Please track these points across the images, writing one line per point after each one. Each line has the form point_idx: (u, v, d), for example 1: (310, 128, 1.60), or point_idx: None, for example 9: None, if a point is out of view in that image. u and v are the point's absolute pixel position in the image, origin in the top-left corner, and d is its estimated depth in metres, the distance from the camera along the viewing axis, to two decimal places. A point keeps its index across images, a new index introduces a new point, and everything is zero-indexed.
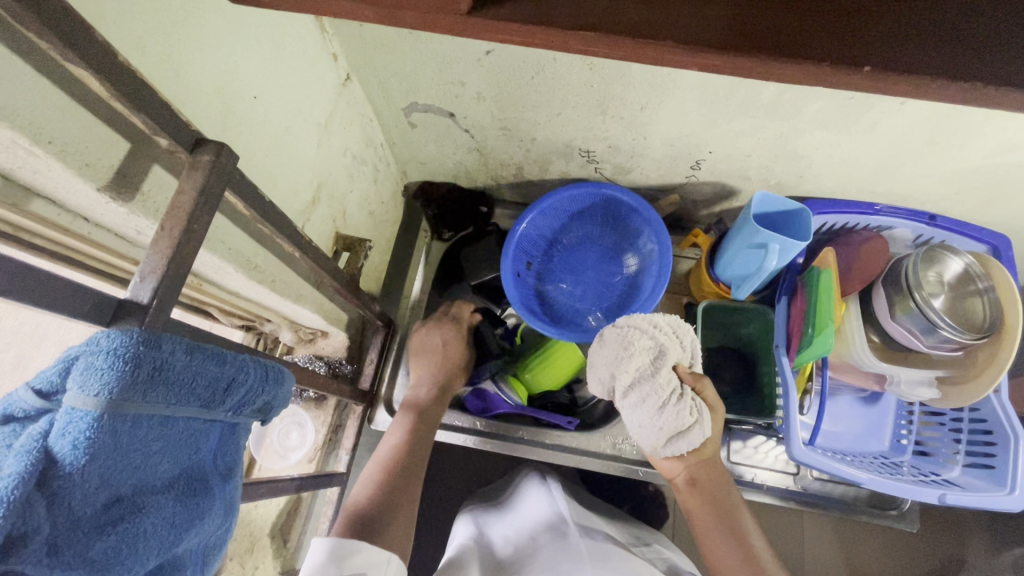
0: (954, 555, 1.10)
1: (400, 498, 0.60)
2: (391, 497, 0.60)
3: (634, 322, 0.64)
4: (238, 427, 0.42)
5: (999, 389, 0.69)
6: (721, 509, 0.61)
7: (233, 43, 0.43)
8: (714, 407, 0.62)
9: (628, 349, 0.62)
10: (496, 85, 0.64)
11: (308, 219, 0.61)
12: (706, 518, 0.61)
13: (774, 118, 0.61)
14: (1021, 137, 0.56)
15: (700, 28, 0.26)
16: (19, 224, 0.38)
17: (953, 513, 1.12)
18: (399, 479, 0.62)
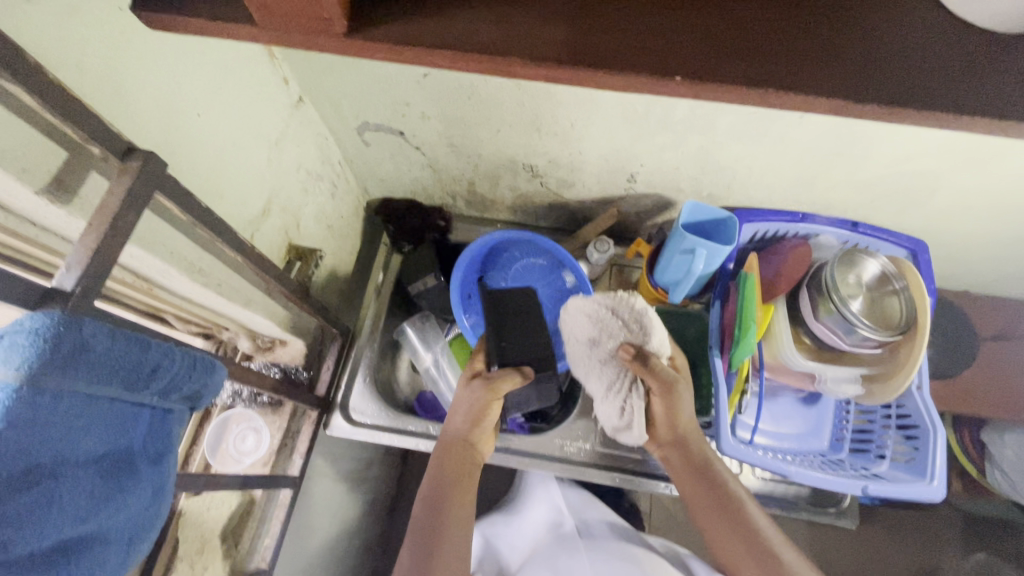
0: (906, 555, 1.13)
1: (446, 551, 0.61)
2: (436, 552, 0.60)
3: (588, 301, 0.67)
4: (167, 416, 0.45)
5: (921, 386, 0.73)
6: (717, 495, 0.64)
7: (176, 66, 0.47)
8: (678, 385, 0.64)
9: (585, 317, 0.67)
10: (438, 106, 0.69)
11: (257, 229, 0.65)
12: (706, 508, 0.64)
13: (692, 132, 0.66)
14: (913, 147, 0.61)
15: (541, 46, 0.30)
16: None
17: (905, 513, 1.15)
18: (443, 530, 0.62)
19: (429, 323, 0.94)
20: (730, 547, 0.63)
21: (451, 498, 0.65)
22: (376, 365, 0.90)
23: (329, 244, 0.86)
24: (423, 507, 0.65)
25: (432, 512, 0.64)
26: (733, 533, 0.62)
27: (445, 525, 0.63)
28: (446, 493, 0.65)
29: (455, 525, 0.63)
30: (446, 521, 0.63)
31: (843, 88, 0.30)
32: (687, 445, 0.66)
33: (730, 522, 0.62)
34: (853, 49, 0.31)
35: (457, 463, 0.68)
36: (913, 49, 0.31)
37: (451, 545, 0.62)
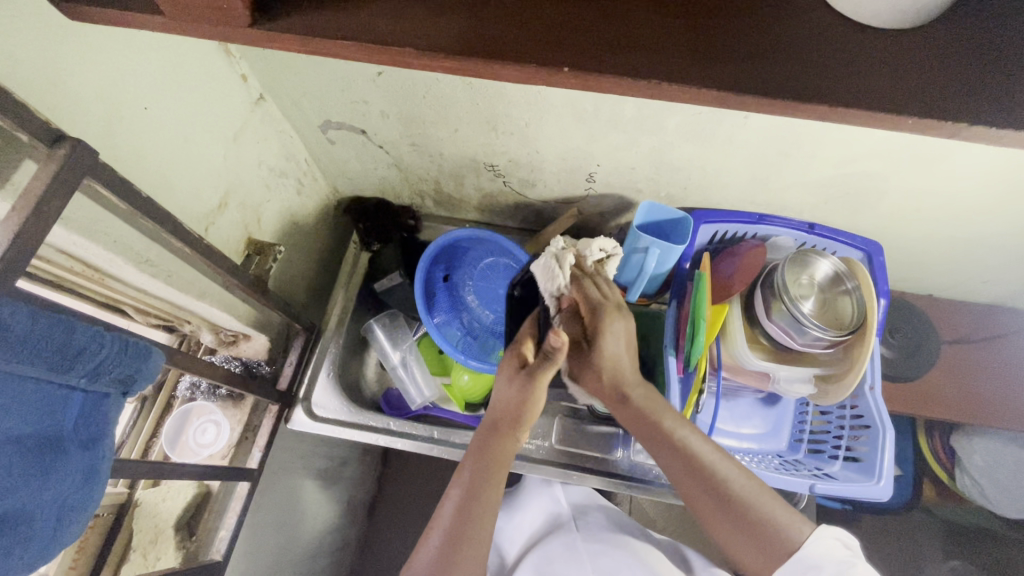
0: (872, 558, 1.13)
1: (471, 551, 0.53)
2: (460, 552, 0.53)
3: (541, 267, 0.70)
4: (104, 402, 0.46)
5: (874, 387, 0.73)
6: (698, 469, 0.57)
7: (120, 60, 0.48)
8: (592, 339, 0.64)
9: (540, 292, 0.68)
10: (395, 106, 0.70)
11: (212, 223, 0.67)
12: (683, 483, 0.58)
13: (642, 132, 0.67)
14: (857, 149, 0.62)
15: (435, 37, 0.31)
16: None
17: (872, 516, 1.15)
18: (474, 529, 0.54)
19: (398, 321, 0.96)
20: (718, 525, 0.57)
21: (485, 491, 0.56)
22: (342, 360, 0.91)
23: (296, 241, 0.87)
24: (454, 497, 0.57)
25: (464, 502, 0.56)
26: (721, 514, 0.56)
27: (474, 524, 0.54)
28: (483, 484, 0.57)
29: (484, 524, 0.55)
30: (476, 518, 0.55)
31: (728, 79, 0.30)
32: (624, 387, 0.63)
33: (712, 500, 0.57)
34: (742, 42, 0.31)
35: (496, 451, 0.59)
36: (801, 42, 0.31)
37: (474, 546, 0.54)
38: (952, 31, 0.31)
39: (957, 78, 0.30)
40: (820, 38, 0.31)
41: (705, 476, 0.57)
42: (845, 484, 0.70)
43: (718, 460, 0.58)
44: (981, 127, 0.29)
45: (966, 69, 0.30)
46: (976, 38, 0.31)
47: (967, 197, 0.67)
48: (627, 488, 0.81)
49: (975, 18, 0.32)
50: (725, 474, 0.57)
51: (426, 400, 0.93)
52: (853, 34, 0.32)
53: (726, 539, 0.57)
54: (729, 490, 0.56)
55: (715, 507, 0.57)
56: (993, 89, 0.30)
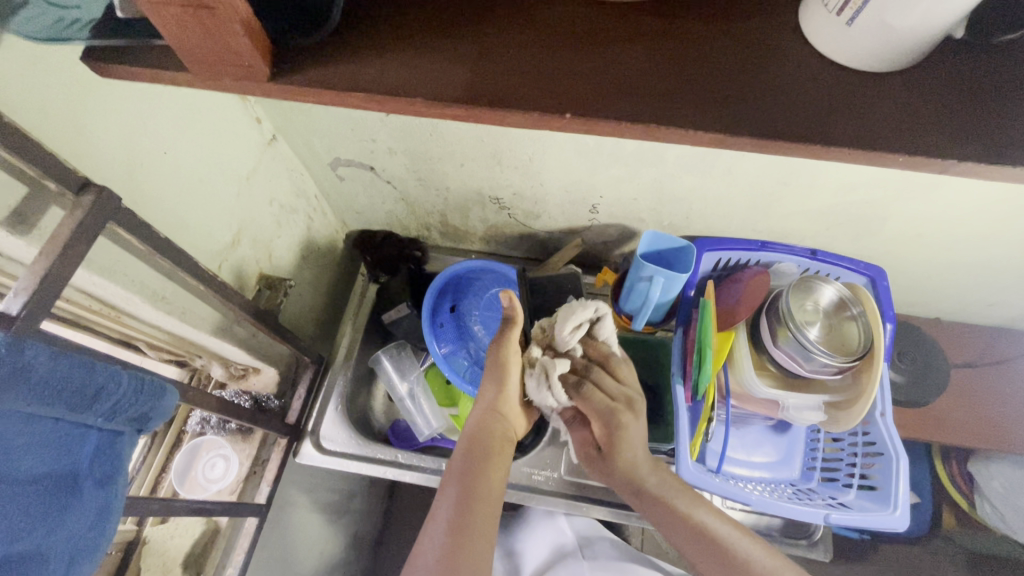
0: None
1: (477, 535, 0.50)
2: (470, 533, 0.50)
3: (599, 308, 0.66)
4: (119, 440, 0.46)
5: (885, 413, 0.72)
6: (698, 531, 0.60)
7: (141, 107, 0.50)
8: (617, 411, 0.64)
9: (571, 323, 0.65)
10: (403, 143, 0.72)
11: (225, 259, 0.69)
12: (671, 527, 0.61)
13: (643, 165, 0.68)
14: (855, 179, 0.63)
15: (443, 87, 0.33)
16: None
17: (890, 544, 1.13)
18: (476, 517, 0.52)
19: (405, 352, 0.97)
20: (709, 568, 0.58)
21: (480, 478, 0.55)
22: (350, 393, 0.91)
23: (305, 274, 0.89)
24: (451, 490, 0.54)
25: (462, 497, 0.53)
26: (711, 558, 0.58)
27: (476, 507, 0.52)
28: (479, 473, 0.56)
29: (486, 507, 0.53)
30: (478, 501, 0.53)
31: (722, 121, 0.32)
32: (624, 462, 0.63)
33: (708, 555, 0.58)
34: (738, 86, 0.33)
35: (485, 450, 0.59)
36: (794, 86, 0.33)
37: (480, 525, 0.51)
38: (939, 72, 0.33)
39: (943, 117, 0.31)
40: (813, 83, 0.33)
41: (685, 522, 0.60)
42: (860, 513, 0.69)
43: (712, 518, 0.61)
44: (971, 165, 0.30)
45: (953, 109, 0.31)
46: (961, 80, 0.32)
47: (968, 223, 0.68)
48: (638, 519, 0.80)
49: (960, 60, 0.33)
50: (733, 536, 0.59)
51: (433, 431, 0.92)
52: (845, 77, 0.33)
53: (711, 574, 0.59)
54: (714, 538, 0.59)
55: (708, 554, 0.58)
56: (979, 129, 0.31)
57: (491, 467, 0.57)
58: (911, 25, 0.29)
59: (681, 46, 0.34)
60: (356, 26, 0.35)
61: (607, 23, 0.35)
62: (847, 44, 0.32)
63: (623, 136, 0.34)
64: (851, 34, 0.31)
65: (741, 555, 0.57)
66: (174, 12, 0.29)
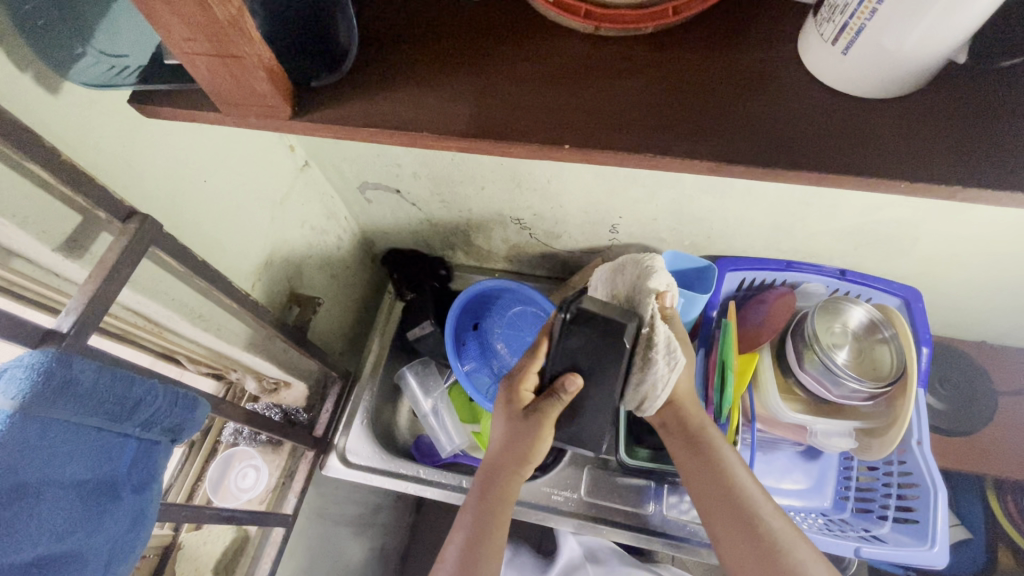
0: None
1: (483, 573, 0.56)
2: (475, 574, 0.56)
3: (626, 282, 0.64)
4: (156, 450, 0.50)
5: (922, 441, 0.69)
6: (726, 486, 0.56)
7: (185, 142, 0.54)
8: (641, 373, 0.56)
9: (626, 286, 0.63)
10: (427, 167, 0.75)
11: (259, 278, 0.73)
12: (703, 486, 0.57)
13: (661, 186, 0.69)
14: (879, 200, 0.62)
15: (449, 122, 0.35)
16: (11, 282, 0.49)
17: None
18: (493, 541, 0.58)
19: (429, 368, 1.00)
20: (728, 526, 0.55)
21: (494, 516, 0.59)
22: (376, 408, 0.93)
23: (334, 292, 0.93)
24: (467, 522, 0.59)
25: (480, 519, 0.59)
26: (729, 516, 0.55)
27: (483, 552, 0.57)
28: (493, 512, 0.59)
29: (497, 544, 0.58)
30: (487, 546, 0.57)
31: (717, 150, 0.32)
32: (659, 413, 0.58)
33: (717, 492, 0.56)
34: (736, 113, 0.33)
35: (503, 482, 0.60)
36: (791, 114, 0.33)
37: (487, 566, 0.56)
38: (944, 97, 0.32)
39: (946, 144, 0.31)
40: (812, 111, 0.33)
41: (721, 480, 0.56)
42: (895, 548, 0.66)
43: (736, 463, 0.57)
44: (975, 190, 0.30)
45: (957, 135, 0.31)
46: (969, 105, 0.32)
47: (1006, 243, 0.65)
48: (660, 545, 0.78)
49: (966, 85, 0.32)
50: (737, 469, 0.57)
51: (456, 447, 0.94)
52: (844, 105, 0.33)
53: (731, 547, 0.55)
54: (735, 485, 0.56)
55: (725, 507, 0.55)
56: (981, 156, 0.30)
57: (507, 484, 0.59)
58: (909, 53, 0.29)
59: (679, 77, 0.35)
60: (370, 64, 0.38)
61: (607, 56, 0.36)
62: (844, 73, 0.32)
63: (623, 164, 0.35)
64: (847, 64, 0.32)
65: (775, 538, 0.53)
66: (206, 61, 0.33)
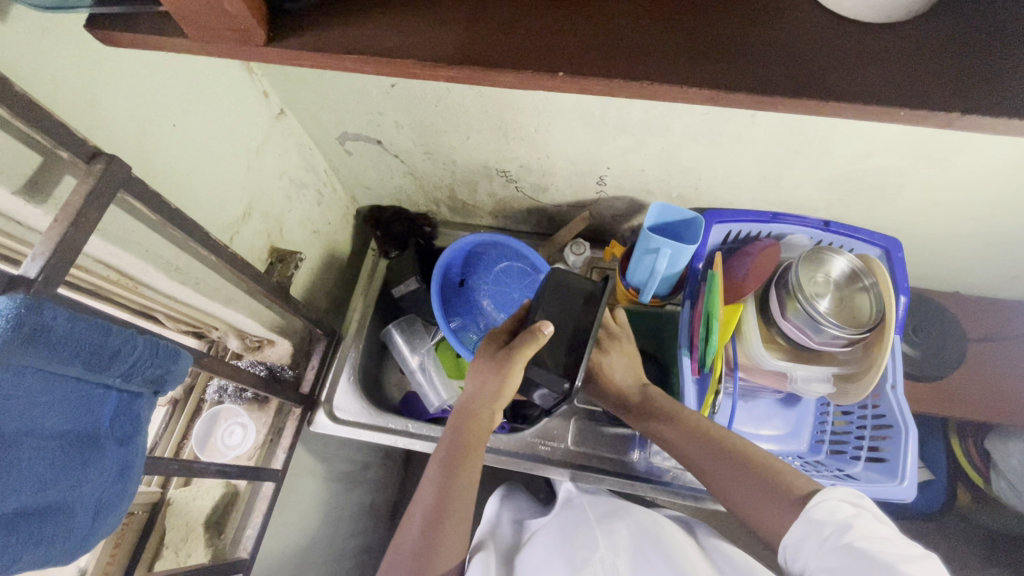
0: None
1: (453, 528, 0.58)
2: (442, 542, 0.57)
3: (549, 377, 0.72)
4: (140, 403, 0.49)
5: (897, 385, 0.72)
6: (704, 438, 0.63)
7: (149, 80, 0.51)
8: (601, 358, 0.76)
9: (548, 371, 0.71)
10: (409, 115, 0.72)
11: (238, 232, 0.70)
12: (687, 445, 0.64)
13: (649, 134, 0.67)
14: (867, 146, 0.62)
15: (436, 49, 0.33)
16: None
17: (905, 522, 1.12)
18: (456, 504, 0.59)
19: (416, 327, 0.98)
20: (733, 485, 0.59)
21: (461, 471, 0.61)
22: (362, 364, 0.94)
23: (316, 249, 0.90)
24: (434, 477, 0.61)
25: (443, 488, 0.60)
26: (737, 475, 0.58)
27: (450, 510, 0.58)
28: (459, 467, 0.61)
29: (463, 503, 0.59)
30: (454, 502, 0.59)
31: (717, 79, 0.31)
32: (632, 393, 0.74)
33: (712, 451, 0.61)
34: (734, 38, 0.32)
35: (470, 439, 0.63)
36: (792, 40, 0.32)
37: (453, 528, 0.58)
38: (940, 24, 0.32)
39: (945, 68, 0.30)
40: (813, 37, 0.32)
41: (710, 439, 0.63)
42: (867, 484, 0.69)
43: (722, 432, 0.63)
44: (975, 116, 0.29)
45: (957, 59, 0.31)
46: (967, 30, 0.31)
47: (987, 191, 0.66)
48: (641, 489, 0.81)
49: (962, 12, 0.32)
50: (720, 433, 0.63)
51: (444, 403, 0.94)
52: (845, 30, 0.32)
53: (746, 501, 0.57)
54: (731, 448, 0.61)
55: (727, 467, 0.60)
56: (983, 80, 0.30)
57: (472, 446, 0.63)
58: None
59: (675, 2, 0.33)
60: None
61: None
62: None
63: (620, 96, 0.33)
64: None
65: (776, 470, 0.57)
66: None
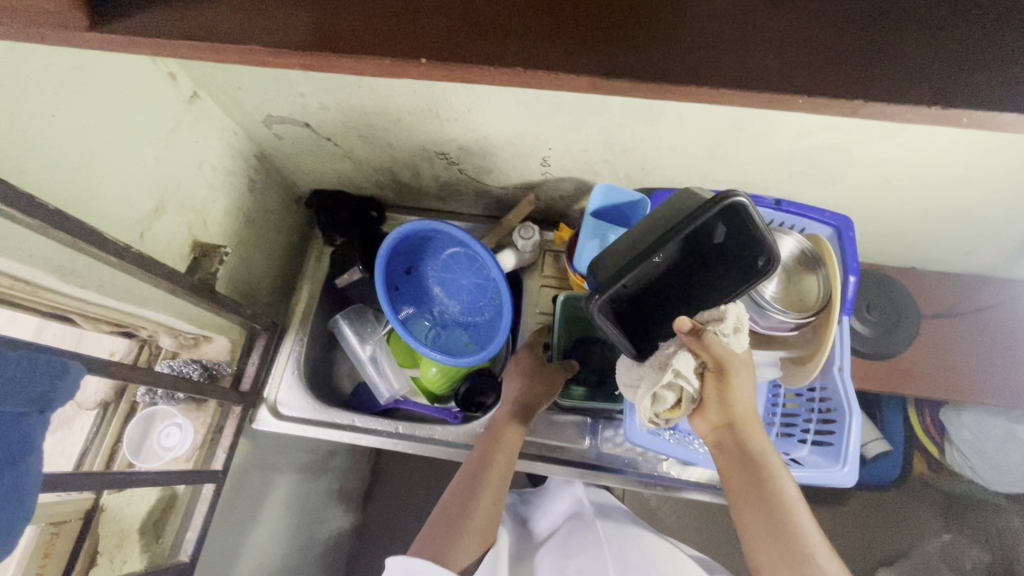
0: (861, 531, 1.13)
1: (479, 514, 0.64)
2: (467, 525, 0.63)
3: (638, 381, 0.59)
4: (29, 422, 0.46)
5: (843, 367, 0.70)
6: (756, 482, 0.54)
7: (19, 68, 0.46)
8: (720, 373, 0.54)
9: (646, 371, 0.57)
10: (333, 96, 0.67)
11: (150, 228, 0.65)
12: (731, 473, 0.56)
13: (586, 113, 0.63)
14: (812, 123, 0.58)
15: (284, 32, 0.29)
16: None
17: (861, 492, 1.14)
18: (485, 491, 0.66)
19: (365, 316, 0.96)
20: (754, 532, 0.54)
21: (493, 465, 0.69)
22: (308, 356, 0.91)
23: (252, 239, 0.86)
24: (469, 465, 0.70)
25: (477, 474, 0.68)
26: (767, 529, 0.53)
27: (480, 494, 0.66)
28: (494, 460, 0.70)
29: (493, 488, 0.67)
30: (483, 488, 0.67)
31: (597, 65, 0.28)
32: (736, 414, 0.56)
33: (753, 493, 0.54)
34: (618, 15, 0.28)
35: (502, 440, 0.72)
36: (684, 17, 0.28)
37: (479, 515, 0.64)
38: None
39: (851, 48, 0.27)
40: (708, 13, 0.28)
41: (763, 481, 0.54)
42: (809, 470, 0.69)
43: (783, 477, 0.55)
44: (879, 104, 0.26)
45: (867, 36, 0.27)
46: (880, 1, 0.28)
47: (937, 166, 0.63)
48: (591, 476, 0.80)
49: None
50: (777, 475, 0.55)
51: (395, 393, 0.92)
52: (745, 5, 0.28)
53: (761, 555, 0.54)
54: (780, 503, 0.53)
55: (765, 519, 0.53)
56: (890, 61, 0.27)
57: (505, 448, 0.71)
58: None
59: None
60: None
61: None
62: None
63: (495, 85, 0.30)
64: None
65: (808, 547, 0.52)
66: None
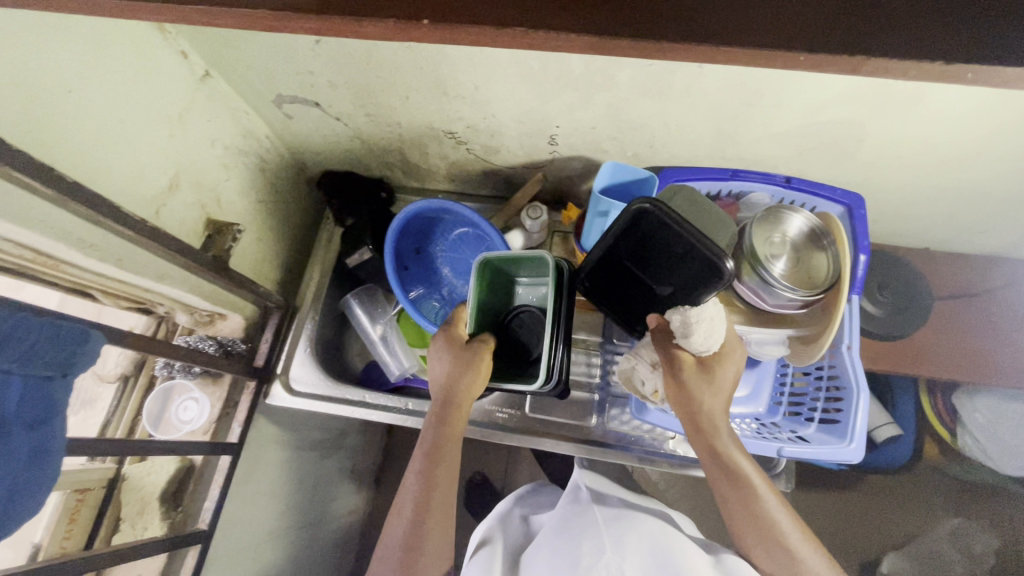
0: (870, 515, 1.12)
1: (437, 526, 0.58)
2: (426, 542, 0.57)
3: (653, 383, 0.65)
4: (51, 389, 0.48)
5: (852, 345, 0.70)
6: (742, 495, 0.56)
7: (32, 43, 0.47)
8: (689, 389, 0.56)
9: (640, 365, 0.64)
10: (342, 74, 0.67)
11: (165, 204, 0.67)
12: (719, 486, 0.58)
13: (594, 89, 0.63)
14: (824, 97, 0.57)
15: None
16: None
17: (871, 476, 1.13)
18: (439, 500, 0.58)
19: (375, 296, 0.97)
20: (748, 538, 0.58)
21: (441, 463, 0.60)
22: (320, 334, 0.93)
23: (264, 219, 0.87)
24: (417, 467, 0.60)
25: (426, 477, 0.59)
26: (755, 532, 0.57)
27: (433, 502, 0.58)
28: (442, 455, 0.60)
29: (445, 491, 0.58)
30: (434, 496, 0.58)
31: (596, 24, 0.28)
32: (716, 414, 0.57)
33: (740, 503, 0.57)
34: None
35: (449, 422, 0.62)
36: None
37: (433, 530, 0.57)
38: None
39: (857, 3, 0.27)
40: None
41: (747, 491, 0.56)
42: (815, 447, 0.69)
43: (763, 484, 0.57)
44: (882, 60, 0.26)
45: None
46: None
47: (952, 141, 0.62)
48: (598, 453, 0.81)
49: None
50: (760, 487, 0.56)
51: (406, 371, 0.94)
52: None
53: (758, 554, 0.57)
54: (765, 512, 0.56)
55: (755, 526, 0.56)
56: (897, 15, 0.27)
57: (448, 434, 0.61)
58: None
59: None
60: None
61: None
62: None
63: (496, 46, 0.30)
64: None
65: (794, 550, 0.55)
66: None
